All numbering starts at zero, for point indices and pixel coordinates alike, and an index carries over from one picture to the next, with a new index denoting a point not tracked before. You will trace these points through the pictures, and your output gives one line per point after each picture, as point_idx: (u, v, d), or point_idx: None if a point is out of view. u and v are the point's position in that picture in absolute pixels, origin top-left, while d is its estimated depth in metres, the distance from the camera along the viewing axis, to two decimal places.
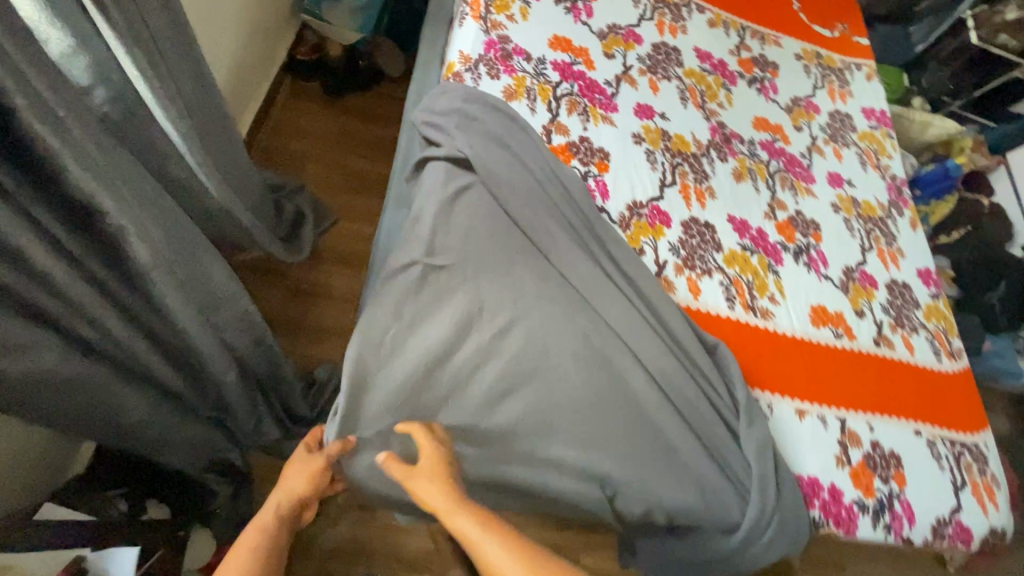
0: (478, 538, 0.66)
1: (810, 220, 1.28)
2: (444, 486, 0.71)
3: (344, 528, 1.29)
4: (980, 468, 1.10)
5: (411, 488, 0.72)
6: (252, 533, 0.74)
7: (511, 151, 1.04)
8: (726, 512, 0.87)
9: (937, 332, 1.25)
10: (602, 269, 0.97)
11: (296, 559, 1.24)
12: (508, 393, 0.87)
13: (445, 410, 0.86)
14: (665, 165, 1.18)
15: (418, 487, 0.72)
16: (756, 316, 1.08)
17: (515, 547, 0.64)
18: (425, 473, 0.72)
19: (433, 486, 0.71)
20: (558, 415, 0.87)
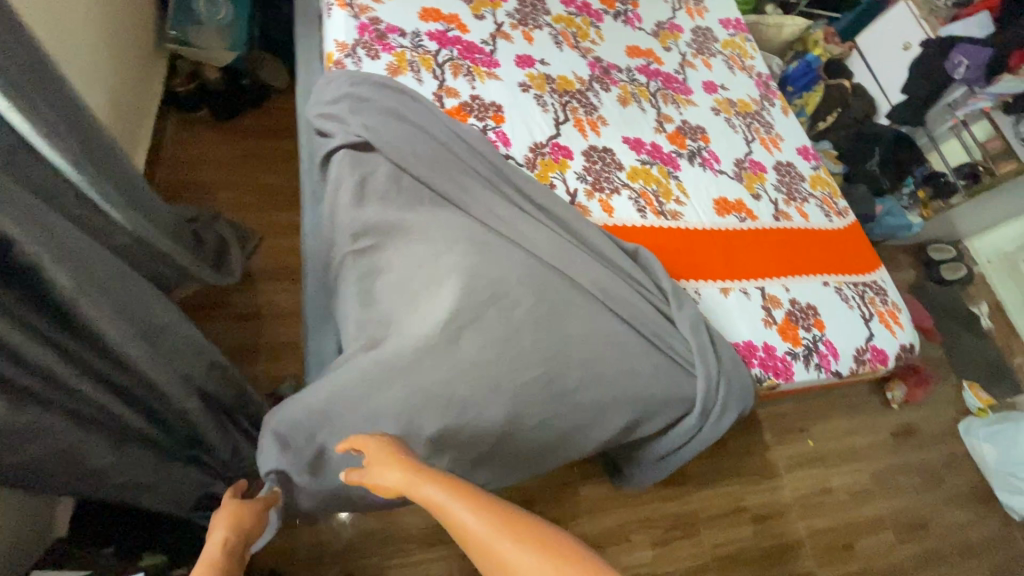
0: (441, 505, 0.63)
1: (695, 126, 1.40)
2: (399, 464, 0.69)
3: (354, 525, 1.32)
4: (882, 299, 1.27)
5: (372, 479, 0.70)
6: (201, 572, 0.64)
7: (409, 121, 1.08)
8: (682, 389, 0.97)
9: (824, 198, 1.41)
10: (519, 207, 1.04)
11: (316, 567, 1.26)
12: (471, 321, 0.89)
13: (421, 355, 0.86)
14: (554, 105, 1.26)
15: (377, 478, 0.70)
16: (667, 219, 1.18)
17: (478, 504, 0.62)
18: (378, 463, 0.70)
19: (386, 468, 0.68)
20: (520, 335, 0.90)
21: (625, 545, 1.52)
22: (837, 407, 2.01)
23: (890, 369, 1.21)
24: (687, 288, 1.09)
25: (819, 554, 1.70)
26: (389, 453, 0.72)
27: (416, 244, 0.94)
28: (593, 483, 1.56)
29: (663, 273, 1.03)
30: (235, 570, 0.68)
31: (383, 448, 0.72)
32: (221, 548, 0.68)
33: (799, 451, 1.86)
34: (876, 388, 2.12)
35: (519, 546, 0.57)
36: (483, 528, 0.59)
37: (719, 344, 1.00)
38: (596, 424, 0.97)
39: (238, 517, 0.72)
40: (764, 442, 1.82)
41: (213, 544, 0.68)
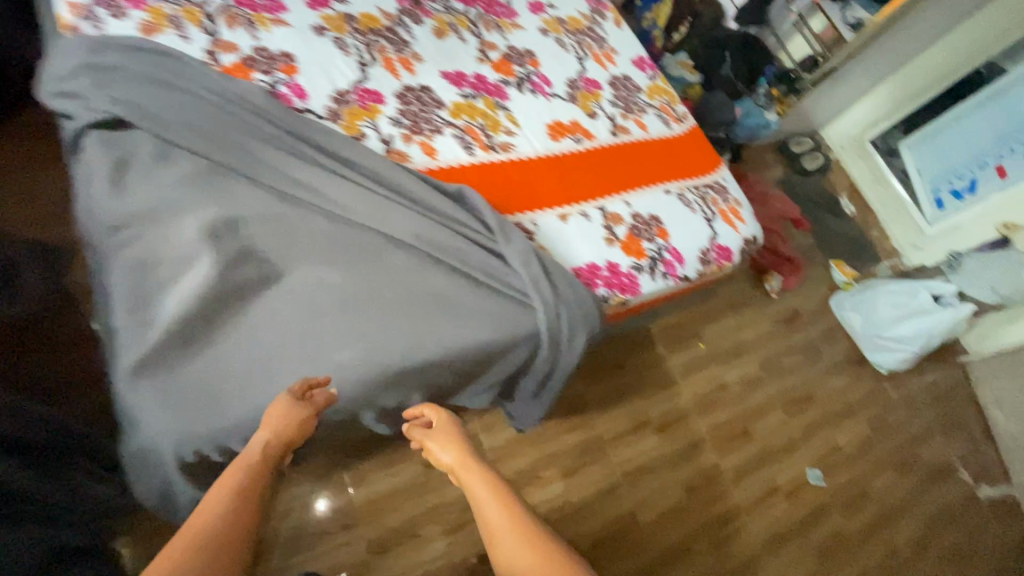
0: (478, 493, 0.77)
1: (523, 51, 1.33)
2: (455, 448, 0.84)
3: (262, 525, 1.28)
4: (724, 197, 1.30)
5: (427, 448, 0.85)
6: (229, 478, 0.61)
7: (173, 86, 0.91)
8: (525, 324, 0.94)
9: (662, 106, 1.40)
10: (319, 165, 0.93)
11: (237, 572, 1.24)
12: (272, 302, 0.82)
13: (219, 352, 0.78)
14: (359, 47, 1.14)
15: (434, 449, 0.84)
16: (497, 152, 1.12)
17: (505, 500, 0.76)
18: (442, 434, 0.85)
19: (449, 447, 0.83)
20: (324, 319, 0.83)
21: (538, 483, 1.55)
22: (724, 307, 2.12)
23: (736, 264, 1.25)
24: (522, 220, 1.05)
25: (720, 446, 1.83)
26: (454, 431, 0.87)
27: (193, 226, 0.81)
28: (498, 430, 1.57)
29: (491, 208, 0.98)
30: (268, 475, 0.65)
31: (453, 425, 0.87)
32: (262, 445, 0.67)
33: (694, 356, 1.95)
34: (756, 282, 2.26)
35: (524, 549, 0.69)
36: (506, 527, 0.72)
37: (557, 271, 0.97)
38: (444, 377, 0.93)
39: (282, 420, 0.69)
40: (659, 354, 1.89)
41: (257, 444, 0.67)
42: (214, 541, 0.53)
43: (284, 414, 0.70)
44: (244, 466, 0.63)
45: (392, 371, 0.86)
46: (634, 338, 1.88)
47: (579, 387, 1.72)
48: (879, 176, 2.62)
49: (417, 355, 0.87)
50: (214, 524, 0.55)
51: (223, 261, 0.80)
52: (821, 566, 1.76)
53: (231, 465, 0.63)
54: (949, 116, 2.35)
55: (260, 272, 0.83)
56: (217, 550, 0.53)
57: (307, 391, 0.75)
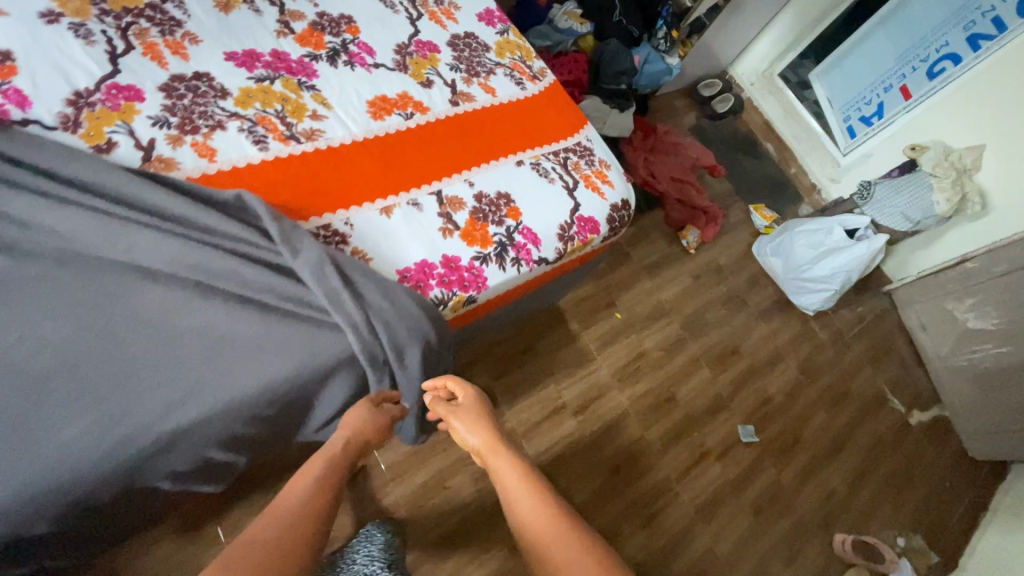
0: (500, 467, 0.86)
1: (338, 16, 1.12)
2: (481, 426, 0.92)
3: None
4: (587, 161, 1.15)
5: (454, 423, 0.94)
6: (313, 466, 0.76)
7: None
8: (332, 348, 0.79)
9: (514, 64, 1.23)
10: (36, 191, 0.73)
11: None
12: None
13: None
14: (109, 33, 0.91)
15: (459, 424, 0.93)
16: (300, 143, 0.94)
17: (521, 471, 0.84)
18: (464, 413, 0.93)
19: (474, 425, 0.91)
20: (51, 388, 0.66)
21: (447, 495, 1.38)
22: (641, 272, 2.01)
23: (606, 235, 1.12)
24: (332, 221, 0.89)
25: (645, 419, 1.75)
26: (476, 409, 0.95)
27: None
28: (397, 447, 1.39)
29: (276, 213, 0.81)
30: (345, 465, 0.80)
31: (475, 405, 0.95)
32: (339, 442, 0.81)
33: (611, 328, 1.85)
34: (674, 239, 2.16)
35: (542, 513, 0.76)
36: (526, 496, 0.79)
37: (367, 283, 0.82)
38: (241, 429, 0.77)
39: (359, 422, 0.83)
40: (573, 333, 1.78)
41: (338, 441, 0.81)
42: (294, 512, 0.66)
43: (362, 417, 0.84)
44: (326, 458, 0.78)
45: (152, 438, 0.68)
46: (544, 319, 1.75)
47: (486, 383, 1.59)
48: (790, 110, 2.53)
49: (186, 411, 0.70)
50: (292, 501, 0.68)
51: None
52: (758, 524, 1.73)
53: (318, 455, 0.78)
54: (856, 38, 2.28)
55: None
56: (293, 518, 0.65)
57: (378, 401, 0.87)
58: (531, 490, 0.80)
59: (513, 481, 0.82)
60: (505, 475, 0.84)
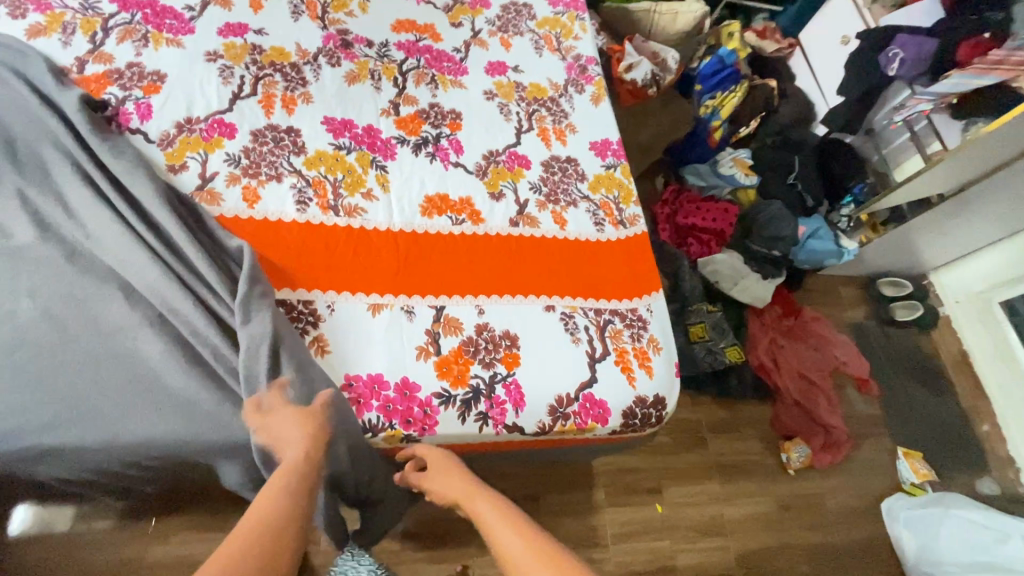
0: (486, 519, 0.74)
1: (448, 110, 1.14)
2: (459, 476, 0.81)
3: (44, 549, 1.17)
4: (633, 334, 0.97)
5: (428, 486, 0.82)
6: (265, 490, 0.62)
7: (20, 81, 0.89)
8: (234, 431, 0.76)
9: (604, 202, 1.11)
10: (94, 188, 0.83)
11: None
12: None
13: None
14: (245, 79, 1.04)
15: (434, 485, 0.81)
16: (336, 216, 0.94)
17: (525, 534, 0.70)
18: (437, 473, 0.81)
19: (448, 478, 0.80)
20: None
21: None
22: (711, 471, 1.67)
23: (616, 430, 0.91)
24: (317, 300, 0.87)
25: None
26: (454, 463, 0.82)
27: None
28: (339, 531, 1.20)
29: (256, 273, 0.80)
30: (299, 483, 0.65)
31: (447, 459, 0.82)
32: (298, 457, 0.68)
33: (642, 519, 1.55)
34: (772, 447, 1.76)
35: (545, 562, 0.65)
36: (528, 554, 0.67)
37: (295, 381, 0.75)
38: (120, 468, 0.76)
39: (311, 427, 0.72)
40: (593, 503, 1.52)
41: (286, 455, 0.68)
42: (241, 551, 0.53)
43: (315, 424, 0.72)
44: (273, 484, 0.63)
45: (34, 443, 0.71)
46: (567, 473, 1.53)
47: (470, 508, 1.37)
48: (1002, 351, 1.93)
49: (68, 430, 0.71)
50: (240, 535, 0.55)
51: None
52: None
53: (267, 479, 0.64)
54: None
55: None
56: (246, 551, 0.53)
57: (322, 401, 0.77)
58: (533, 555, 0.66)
59: (514, 545, 0.68)
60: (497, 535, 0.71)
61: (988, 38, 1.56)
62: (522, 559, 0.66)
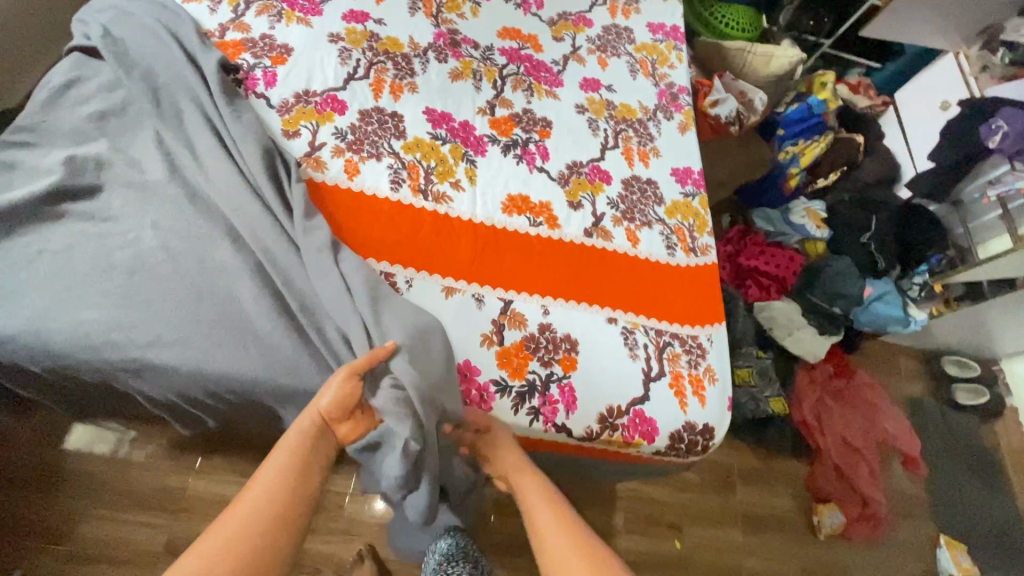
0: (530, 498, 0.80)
1: (540, 118, 1.19)
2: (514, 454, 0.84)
3: (100, 462, 1.26)
4: (691, 360, 0.97)
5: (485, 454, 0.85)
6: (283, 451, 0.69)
7: (169, 36, 0.99)
8: (307, 379, 0.81)
9: (678, 228, 1.13)
10: (219, 139, 0.91)
11: (168, 510, 1.26)
12: (86, 241, 0.82)
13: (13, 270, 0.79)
14: (361, 62, 1.12)
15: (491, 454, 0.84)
16: (425, 199, 0.99)
17: (563, 520, 0.76)
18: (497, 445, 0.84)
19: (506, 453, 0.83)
20: (112, 274, 0.80)
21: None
22: (734, 516, 1.63)
23: (661, 450, 0.92)
24: (397, 275, 0.92)
25: None
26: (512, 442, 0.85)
27: (61, 155, 0.87)
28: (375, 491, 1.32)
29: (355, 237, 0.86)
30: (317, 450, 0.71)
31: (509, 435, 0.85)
32: (302, 429, 0.71)
33: (659, 553, 1.53)
34: (805, 506, 1.70)
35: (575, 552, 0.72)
36: (558, 537, 0.74)
37: (368, 344, 0.80)
38: (200, 395, 0.82)
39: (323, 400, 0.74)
40: (611, 526, 1.51)
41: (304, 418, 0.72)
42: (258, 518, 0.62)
43: (336, 389, 0.74)
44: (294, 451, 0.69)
45: (134, 356, 0.78)
46: (589, 492, 1.52)
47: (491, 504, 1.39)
48: None
49: (165, 350, 0.78)
50: (261, 505, 0.63)
51: (58, 189, 0.84)
52: None
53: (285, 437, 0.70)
54: None
55: (89, 210, 0.85)
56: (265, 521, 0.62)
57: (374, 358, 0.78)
58: (572, 545, 0.72)
59: (549, 526, 0.75)
60: (536, 511, 0.78)
61: None
62: (553, 541, 0.74)
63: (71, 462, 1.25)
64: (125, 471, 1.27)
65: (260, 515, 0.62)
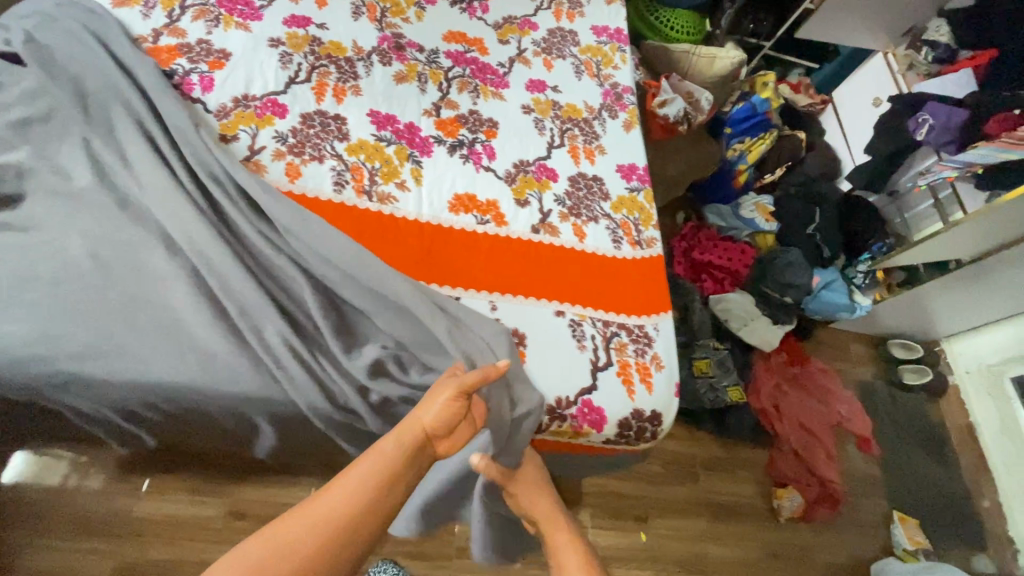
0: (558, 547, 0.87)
1: (486, 118, 1.20)
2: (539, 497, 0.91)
3: (38, 490, 1.20)
4: (638, 349, 0.99)
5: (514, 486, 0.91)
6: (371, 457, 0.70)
7: (97, 42, 0.97)
8: (245, 385, 0.79)
9: (624, 222, 1.15)
10: (153, 144, 0.89)
11: (113, 536, 1.20)
12: (9, 252, 0.79)
13: None
14: (302, 66, 1.12)
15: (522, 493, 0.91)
16: (369, 201, 0.99)
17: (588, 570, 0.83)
18: (530, 482, 0.92)
19: (536, 496, 0.91)
20: (38, 285, 0.78)
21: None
22: (701, 507, 1.66)
23: (610, 438, 0.93)
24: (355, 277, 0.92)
25: None
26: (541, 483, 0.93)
27: None
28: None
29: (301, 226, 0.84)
30: (411, 460, 0.71)
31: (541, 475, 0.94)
32: (396, 442, 0.71)
33: (628, 547, 1.55)
34: (766, 492, 1.75)
35: None
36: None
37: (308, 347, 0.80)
38: (136, 408, 0.80)
39: (426, 414, 0.74)
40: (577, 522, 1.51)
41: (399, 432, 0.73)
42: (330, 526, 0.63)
43: (439, 407, 0.75)
44: (385, 460, 0.70)
45: (62, 370, 0.75)
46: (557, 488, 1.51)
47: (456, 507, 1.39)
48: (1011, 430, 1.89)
49: (95, 362, 0.76)
50: (338, 511, 0.64)
51: None
52: None
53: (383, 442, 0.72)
54: None
55: (11, 220, 0.82)
56: (336, 530, 0.63)
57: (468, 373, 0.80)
58: None
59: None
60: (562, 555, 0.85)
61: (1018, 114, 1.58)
62: None
63: (7, 491, 1.19)
64: (66, 497, 1.21)
65: (332, 524, 0.63)
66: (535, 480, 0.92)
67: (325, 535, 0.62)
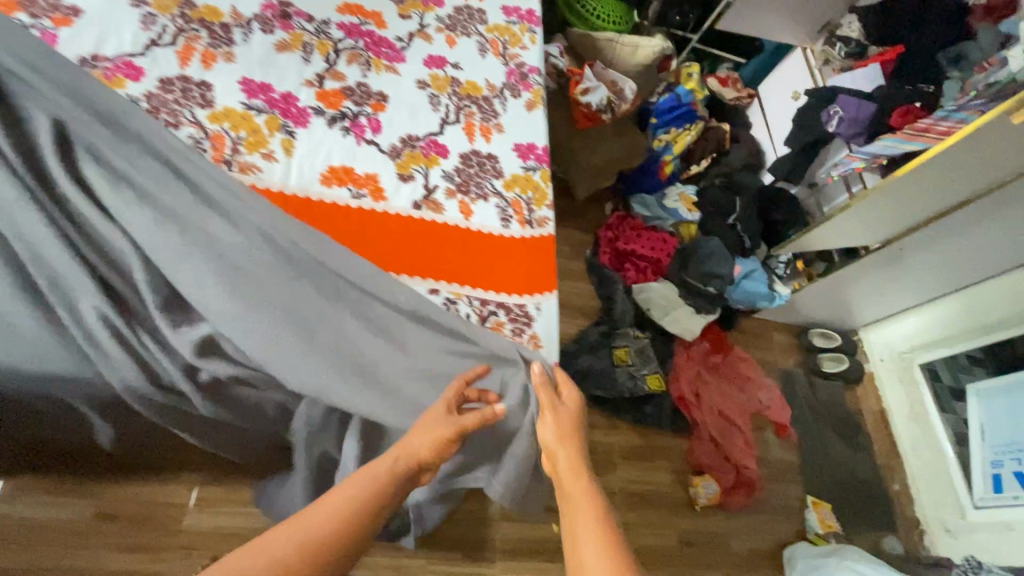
0: (577, 495, 0.83)
1: (374, 91, 1.15)
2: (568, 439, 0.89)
3: None
4: (515, 329, 0.97)
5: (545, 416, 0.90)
6: (366, 477, 0.82)
7: None
8: None
9: (516, 201, 1.12)
10: None
11: None
12: None
13: None
14: (167, 29, 1.03)
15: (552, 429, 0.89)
16: (228, 170, 0.92)
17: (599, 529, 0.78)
18: (564, 418, 0.90)
19: (569, 438, 0.88)
20: None
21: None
22: (618, 496, 1.65)
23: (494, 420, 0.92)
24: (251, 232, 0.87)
25: None
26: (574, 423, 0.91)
27: None
28: (221, 503, 1.25)
29: (148, 199, 0.79)
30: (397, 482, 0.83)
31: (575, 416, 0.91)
32: (389, 466, 0.83)
33: (539, 540, 1.47)
34: (683, 480, 1.74)
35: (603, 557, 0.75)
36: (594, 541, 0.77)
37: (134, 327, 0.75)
38: None
39: (418, 446, 0.83)
40: (486, 514, 1.44)
41: (391, 455, 0.84)
42: (320, 535, 0.74)
43: (431, 441, 0.83)
44: (377, 480, 0.81)
45: None
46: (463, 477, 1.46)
47: None
48: (920, 416, 1.94)
49: None
50: (328, 521, 0.75)
51: None
52: None
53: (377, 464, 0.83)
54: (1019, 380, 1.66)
55: None
56: (326, 537, 0.74)
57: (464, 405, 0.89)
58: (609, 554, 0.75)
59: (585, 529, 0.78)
60: (578, 508, 0.81)
61: (920, 109, 1.63)
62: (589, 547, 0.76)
63: None
64: None
65: (323, 531, 0.74)
66: (554, 439, 0.89)
67: (314, 540, 0.73)
